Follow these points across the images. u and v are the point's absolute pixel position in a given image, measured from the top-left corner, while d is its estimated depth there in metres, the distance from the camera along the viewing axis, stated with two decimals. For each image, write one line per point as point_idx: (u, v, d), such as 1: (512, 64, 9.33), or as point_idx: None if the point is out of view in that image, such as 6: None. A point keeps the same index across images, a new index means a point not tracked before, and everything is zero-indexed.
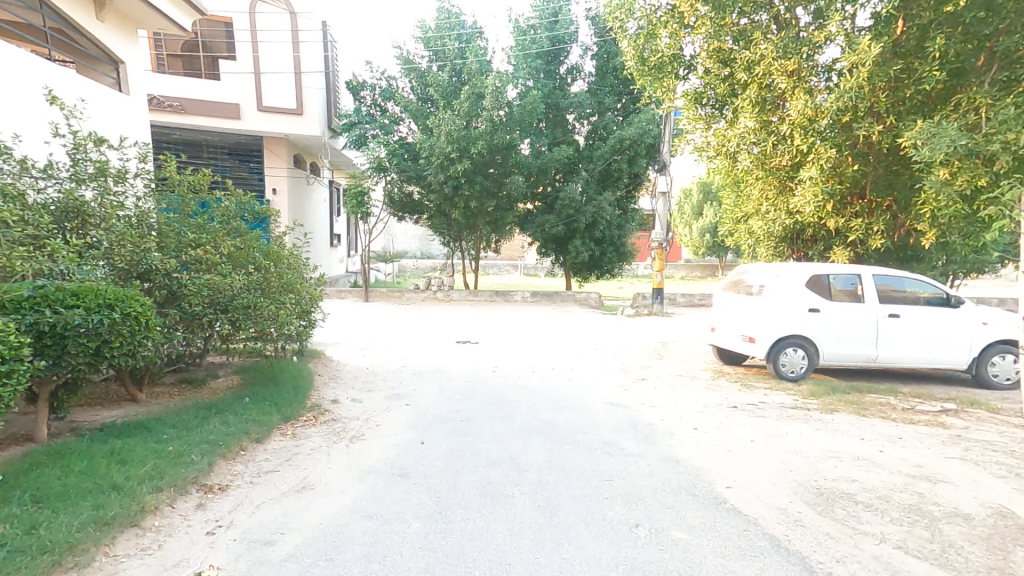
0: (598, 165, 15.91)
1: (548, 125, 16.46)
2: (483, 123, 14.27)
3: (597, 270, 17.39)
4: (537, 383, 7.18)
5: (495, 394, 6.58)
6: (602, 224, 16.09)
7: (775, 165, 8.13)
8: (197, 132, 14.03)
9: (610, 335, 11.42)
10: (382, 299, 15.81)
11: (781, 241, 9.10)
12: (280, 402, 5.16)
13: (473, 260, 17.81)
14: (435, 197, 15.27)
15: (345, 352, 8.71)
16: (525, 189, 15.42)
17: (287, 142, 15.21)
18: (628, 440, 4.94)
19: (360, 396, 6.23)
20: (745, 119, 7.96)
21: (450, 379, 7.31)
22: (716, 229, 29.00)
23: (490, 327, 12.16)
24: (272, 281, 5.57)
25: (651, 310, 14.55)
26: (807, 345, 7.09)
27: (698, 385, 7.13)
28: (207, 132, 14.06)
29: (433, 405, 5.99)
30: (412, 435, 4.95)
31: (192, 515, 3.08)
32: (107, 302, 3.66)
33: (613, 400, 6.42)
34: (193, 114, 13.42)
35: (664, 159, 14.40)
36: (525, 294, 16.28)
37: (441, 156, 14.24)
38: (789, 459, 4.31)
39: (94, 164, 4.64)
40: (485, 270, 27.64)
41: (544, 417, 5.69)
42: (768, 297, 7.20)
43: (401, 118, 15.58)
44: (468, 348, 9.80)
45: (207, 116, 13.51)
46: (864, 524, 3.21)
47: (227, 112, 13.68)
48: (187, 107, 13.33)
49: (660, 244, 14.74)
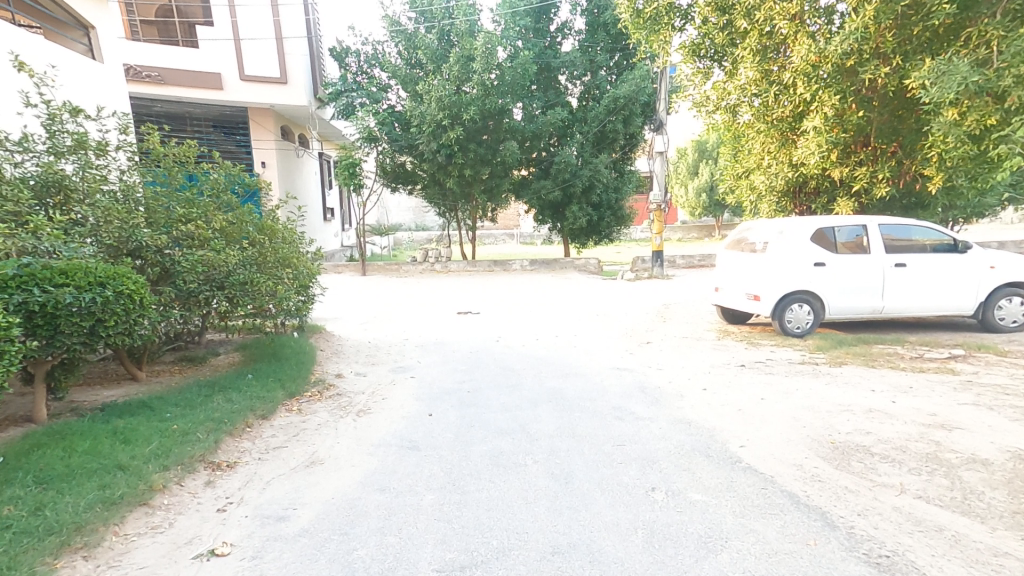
0: (593, 127, 15.56)
1: (540, 87, 16.00)
2: (473, 88, 13.87)
3: (595, 236, 17.21)
4: (541, 350, 7.14)
5: (500, 363, 6.54)
6: (599, 187, 15.84)
7: (778, 116, 7.89)
8: (180, 105, 13.54)
9: (612, 299, 11.33)
10: (379, 273, 15.65)
11: (783, 195, 8.93)
12: (283, 378, 5.09)
13: (469, 230, 17.58)
14: (428, 166, 14.95)
15: (347, 327, 8.63)
16: (519, 155, 15.10)
17: (274, 113, 14.76)
18: (637, 403, 4.93)
19: (365, 369, 6.18)
20: (746, 69, 7.69)
21: (454, 351, 7.26)
22: (712, 189, 28.71)
23: (491, 297, 12.04)
24: (267, 256, 5.42)
25: (651, 273, 14.45)
26: (812, 300, 7.04)
27: (704, 345, 7.10)
28: (190, 103, 13.55)
29: (439, 377, 5.94)
30: (420, 408, 4.91)
31: (202, 493, 3.02)
32: (99, 280, 3.55)
33: (619, 364, 6.39)
34: (172, 85, 12.77)
35: (660, 118, 14.09)
36: (523, 262, 16.13)
37: (432, 123, 13.87)
38: (801, 415, 4.29)
39: (72, 136, 4.42)
40: (482, 240, 27.44)
41: (551, 384, 5.65)
42: (773, 254, 7.09)
43: (389, 85, 15.09)
44: (470, 319, 9.73)
45: (188, 86, 12.95)
46: (882, 476, 3.19)
47: (209, 83, 13.18)
48: (165, 77, 12.68)
49: (659, 206, 14.54)
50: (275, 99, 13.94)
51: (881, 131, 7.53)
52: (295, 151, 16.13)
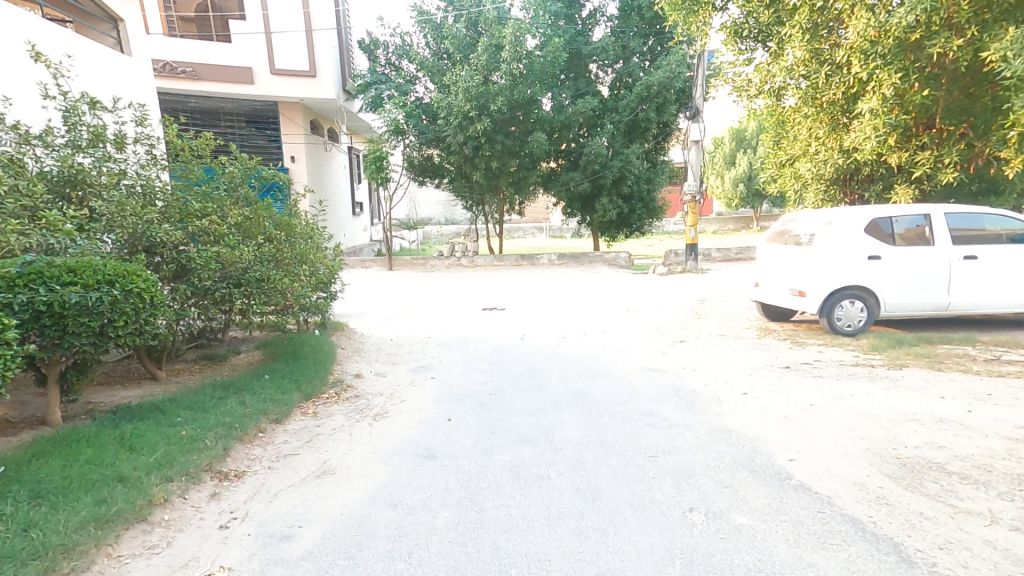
0: (625, 116, 15.04)
1: (570, 76, 15.54)
2: (502, 78, 13.56)
3: (626, 229, 16.69)
4: (568, 349, 6.84)
5: (527, 363, 6.27)
6: (631, 178, 15.32)
7: (829, 99, 7.35)
8: (212, 101, 13.66)
9: (643, 295, 10.89)
10: (406, 268, 15.56)
11: (832, 183, 8.32)
12: (299, 379, 4.94)
13: (496, 224, 17.30)
14: (455, 159, 14.74)
15: (370, 324, 8.48)
16: (548, 146, 14.73)
17: (303, 107, 14.79)
18: (672, 408, 4.56)
19: (386, 369, 5.98)
20: (794, 49, 7.15)
21: (478, 349, 7.01)
22: (750, 180, 27.60)
23: (518, 292, 11.75)
24: (285, 252, 5.30)
25: (685, 267, 13.90)
26: (865, 296, 6.48)
27: (744, 344, 6.63)
28: (222, 98, 13.66)
29: (460, 378, 5.72)
30: (439, 412, 4.68)
31: (205, 507, 2.87)
32: (108, 278, 3.43)
33: (651, 364, 6.02)
34: (206, 81, 12.96)
35: (696, 105, 13.48)
36: (551, 256, 15.79)
37: (459, 115, 13.63)
38: (858, 424, 3.85)
39: (88, 128, 4.36)
40: (510, 234, 27.20)
41: (579, 386, 5.33)
42: (821, 246, 6.58)
43: (416, 76, 14.90)
44: (495, 315, 9.50)
45: (220, 82, 13.09)
46: (965, 501, 2.77)
47: (240, 78, 13.21)
48: (199, 73, 12.88)
49: (694, 196, 13.95)
50: (305, 92, 13.89)
51: (947, 111, 6.93)
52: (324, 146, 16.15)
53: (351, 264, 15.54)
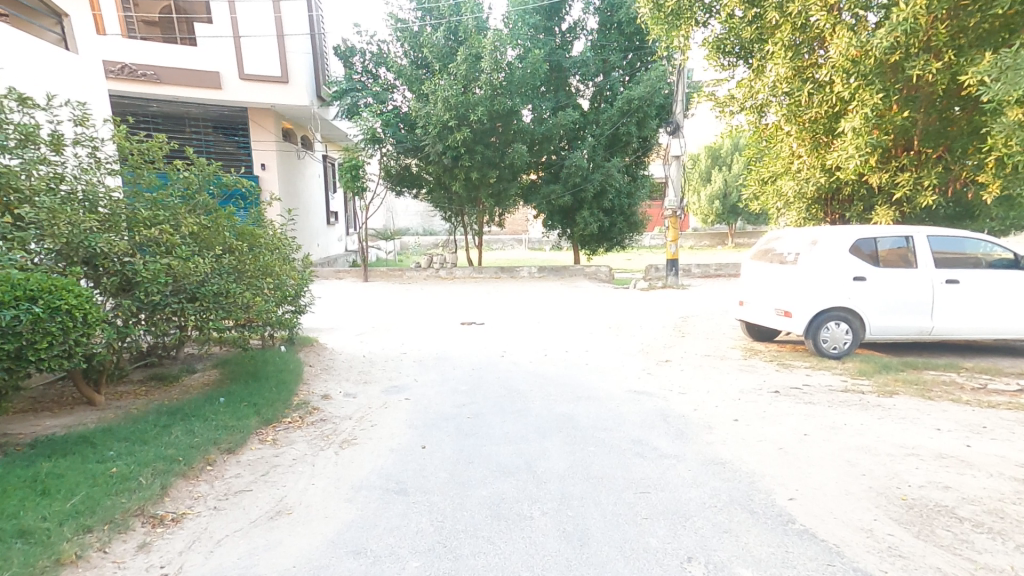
0: (605, 129, 14.98)
1: (551, 88, 15.45)
2: (481, 89, 13.36)
3: (606, 243, 16.57)
4: (550, 368, 6.55)
5: (506, 384, 5.95)
6: (611, 192, 15.24)
7: (812, 116, 7.28)
8: (175, 105, 13.10)
9: (625, 310, 10.70)
10: (382, 279, 15.12)
11: (815, 201, 8.24)
12: (258, 403, 4.50)
13: (476, 235, 17.02)
14: (434, 169, 14.43)
15: (341, 339, 8.07)
16: (528, 158, 14.57)
17: (275, 113, 14.30)
18: (660, 436, 4.29)
19: (355, 390, 5.59)
20: (777, 66, 7.06)
21: (454, 368, 6.67)
22: (726, 196, 27.93)
23: (496, 306, 11.45)
24: (247, 264, 4.88)
25: (666, 283, 13.80)
26: (850, 318, 6.36)
27: (730, 365, 6.45)
28: (186, 103, 13.11)
29: (437, 400, 5.37)
30: (412, 439, 4.31)
31: (130, 561, 2.47)
32: (31, 293, 3.12)
33: (636, 387, 5.76)
34: (168, 84, 12.35)
35: (677, 120, 13.50)
36: (531, 269, 15.54)
37: (438, 124, 13.38)
38: (857, 458, 3.64)
39: (16, 128, 3.94)
40: (489, 245, 26.95)
41: (562, 410, 5.03)
42: (806, 266, 6.46)
43: (393, 84, 14.62)
44: (473, 330, 9.16)
45: (184, 85, 12.50)
46: (983, 554, 2.56)
47: (207, 81, 12.74)
48: (162, 77, 12.26)
49: (674, 211, 13.90)
50: (275, 100, 13.48)
51: (924, 134, 6.92)
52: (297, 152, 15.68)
53: (325, 275, 15.05)
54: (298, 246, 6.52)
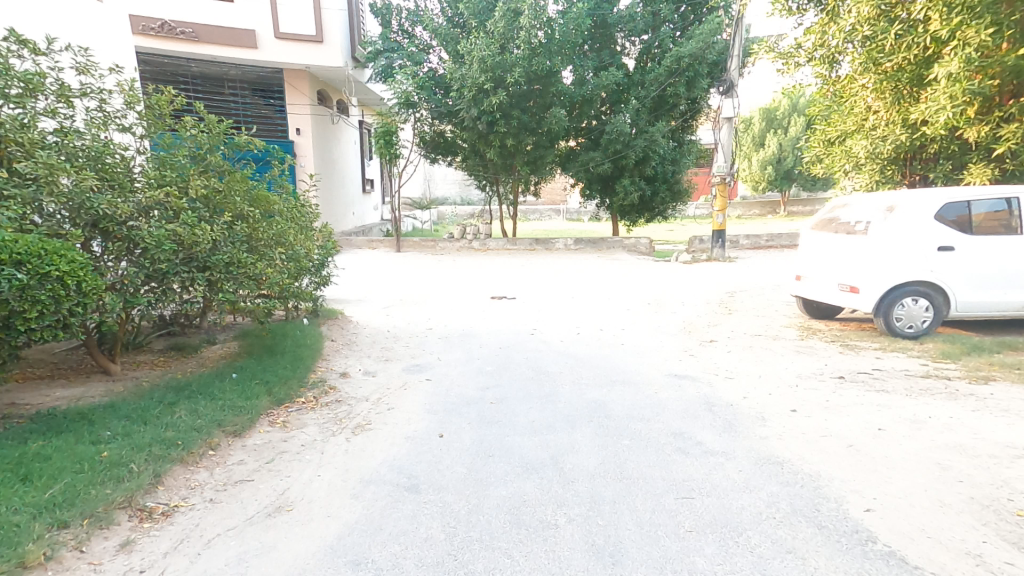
0: (651, 91, 14.02)
1: (593, 47, 14.53)
2: (519, 49, 12.66)
3: (647, 213, 15.75)
4: (584, 349, 6.14)
5: (536, 367, 5.57)
6: (655, 158, 14.36)
7: (897, 64, 6.46)
8: (214, 65, 12.91)
9: (666, 285, 10.08)
10: (415, 249, 14.91)
11: (890, 163, 7.36)
12: (270, 381, 4.26)
13: (511, 205, 16.51)
14: (468, 134, 13.92)
15: (368, 313, 7.86)
16: (567, 123, 13.85)
17: (309, 75, 14.01)
18: (706, 428, 3.81)
19: (376, 369, 5.33)
20: (860, 5, 6.21)
21: (482, 348, 6.33)
22: (779, 162, 26.34)
23: (531, 279, 11.02)
24: (262, 233, 4.57)
25: (711, 256, 12.99)
26: (932, 294, 5.60)
27: (784, 345, 5.84)
28: (223, 63, 12.89)
29: (460, 384, 5.07)
30: (430, 426, 4.01)
31: (108, 563, 2.24)
32: (19, 256, 2.86)
33: (677, 370, 5.25)
34: (206, 43, 12.17)
35: (730, 78, 12.49)
36: (567, 241, 14.96)
37: (474, 87, 12.80)
38: (950, 461, 3.06)
39: (18, 74, 3.65)
40: (526, 216, 26.39)
41: (594, 397, 4.62)
42: (879, 235, 5.69)
43: (430, 45, 13.92)
44: (504, 305, 8.82)
45: (221, 44, 12.30)
46: None
47: (243, 40, 12.50)
48: (200, 34, 12.10)
49: (723, 178, 12.97)
50: (310, 61, 13.18)
51: None
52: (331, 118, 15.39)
53: (358, 245, 14.92)
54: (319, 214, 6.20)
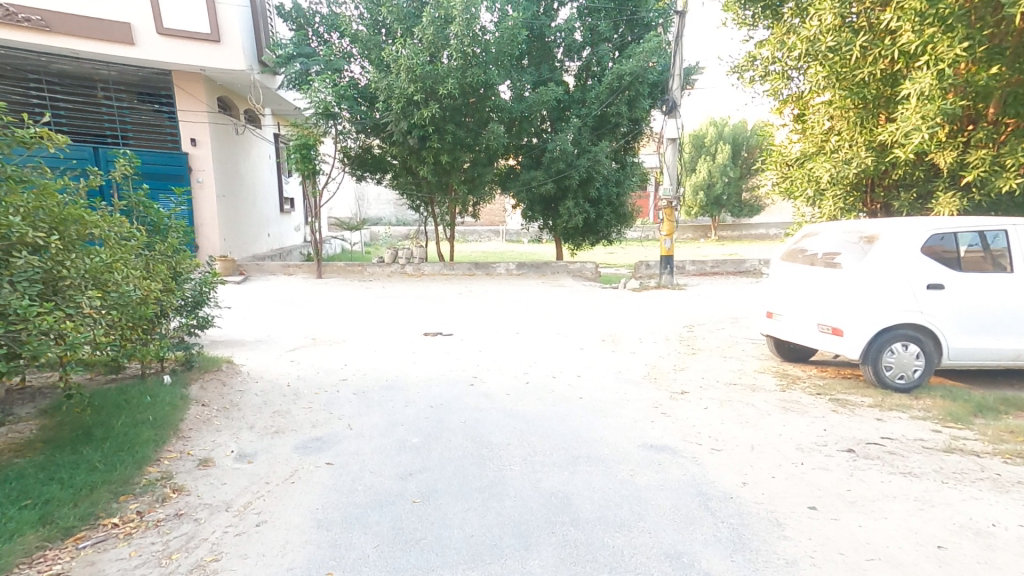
0: (593, 109, 13.45)
1: (531, 62, 13.84)
2: (451, 58, 11.68)
3: (592, 236, 15.06)
4: (534, 408, 5.02)
5: (474, 436, 4.35)
6: (599, 179, 13.72)
7: (862, 79, 5.86)
8: (79, 62, 11.01)
9: (617, 315, 9.26)
10: (339, 276, 13.41)
11: (852, 189, 6.68)
12: (54, 498, 2.83)
13: (447, 227, 15.34)
14: (398, 149, 12.75)
15: (265, 360, 6.42)
16: (506, 140, 12.99)
17: (206, 79, 12.26)
18: (708, 545, 2.76)
19: (256, 449, 3.92)
20: (822, 12, 5.65)
21: (405, 409, 5.05)
22: (711, 188, 26.95)
23: (468, 309, 9.88)
24: (61, 273, 3.10)
25: (660, 282, 12.42)
26: (922, 339, 4.95)
27: (765, 398, 5.00)
28: (91, 61, 11.04)
29: (373, 466, 3.75)
30: (318, 555, 2.70)
31: None
32: None
33: (651, 441, 4.24)
34: (60, 34, 10.27)
35: (674, 98, 12.12)
36: (509, 266, 13.95)
37: (401, 98, 11.71)
38: None
39: None
40: (465, 237, 25.41)
41: (551, 488, 3.47)
42: (860, 267, 5.10)
43: (350, 53, 12.71)
44: (437, 343, 7.62)
45: (82, 36, 10.44)
46: None
47: (113, 34, 10.68)
48: (51, 23, 10.20)
49: (670, 201, 12.46)
50: (205, 62, 11.55)
51: (1007, 98, 5.49)
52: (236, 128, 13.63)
53: (271, 270, 13.18)
54: (171, 249, 4.70)
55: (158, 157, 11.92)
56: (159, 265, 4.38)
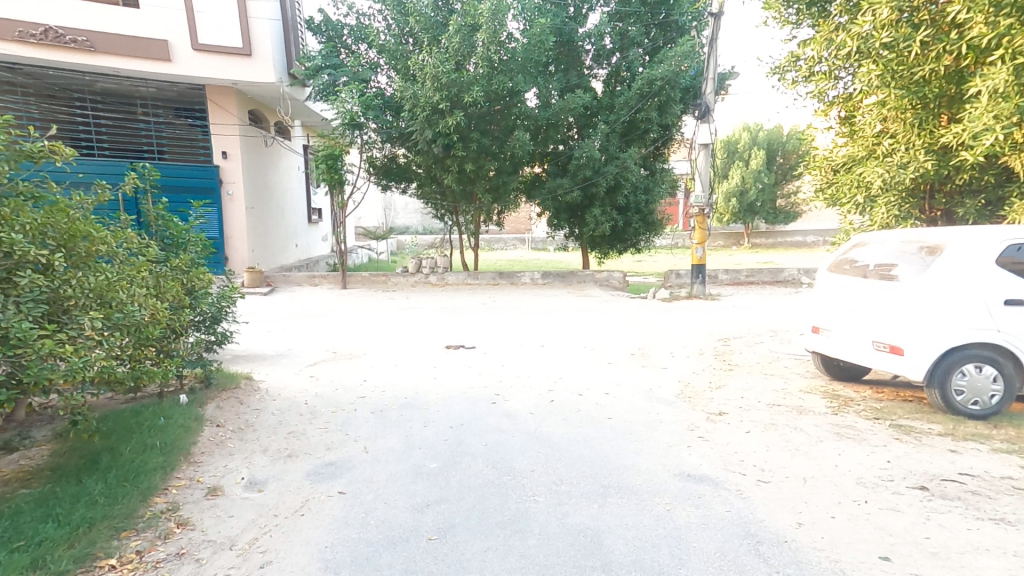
0: (621, 115, 13.14)
1: (558, 68, 13.63)
2: (476, 66, 11.56)
3: (619, 245, 14.69)
4: (561, 430, 4.73)
5: (496, 462, 4.07)
6: (627, 187, 13.36)
7: (922, 77, 5.49)
8: (119, 80, 11.27)
9: (647, 327, 8.89)
10: (363, 286, 13.39)
11: (908, 195, 6.26)
12: (50, 538, 2.67)
13: (471, 236, 15.19)
14: (423, 158, 12.67)
15: (285, 375, 6.31)
16: (531, 148, 12.79)
17: (238, 92, 12.44)
18: None
19: (267, 475, 3.73)
20: (878, 7, 5.26)
21: (424, 430, 4.81)
22: (742, 193, 26.18)
23: (492, 321, 9.65)
24: (68, 293, 2.97)
25: (691, 292, 11.97)
26: (998, 361, 4.50)
27: (813, 422, 4.58)
28: (131, 79, 11.28)
29: (388, 496, 3.52)
30: None
31: None
32: None
33: (687, 467, 3.87)
34: (105, 53, 10.58)
35: (706, 102, 11.73)
36: (534, 275, 13.69)
37: (426, 107, 11.64)
38: None
39: None
40: (490, 246, 25.30)
41: (579, 523, 3.15)
42: (923, 279, 4.72)
43: (377, 64, 12.73)
44: (460, 357, 7.41)
45: (124, 55, 10.71)
46: None
47: (152, 51, 10.91)
48: (96, 43, 10.51)
49: (702, 208, 12.02)
50: (237, 76, 11.69)
51: None
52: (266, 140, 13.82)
53: (297, 280, 13.23)
54: (183, 265, 4.58)
55: (191, 170, 12.14)
56: (172, 282, 4.25)
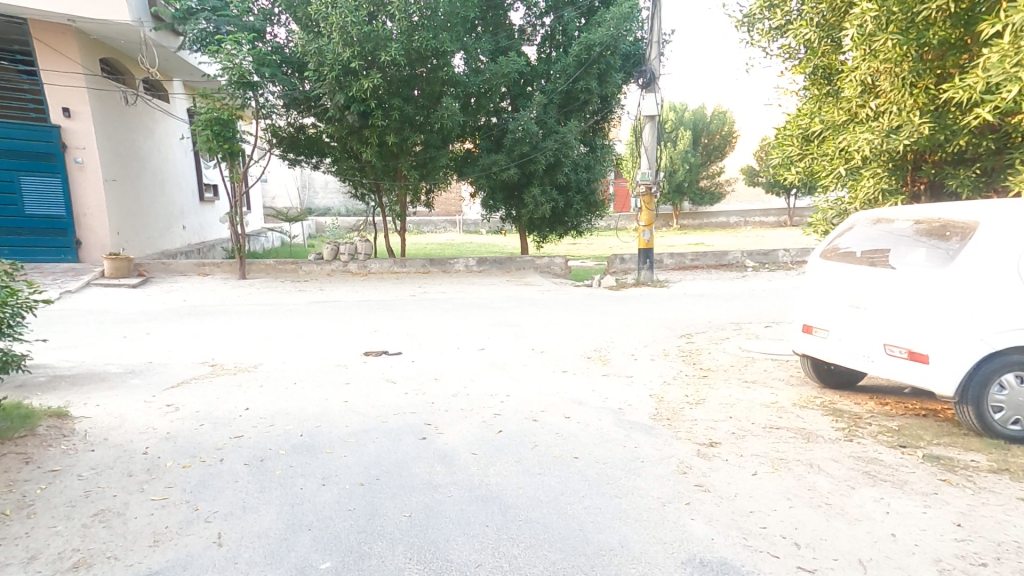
0: (560, 84, 11.90)
1: (487, 28, 12.14)
2: (393, 21, 9.86)
3: (560, 228, 13.59)
4: (508, 485, 3.50)
5: (423, 554, 2.78)
6: (568, 164, 12.17)
7: (926, 16, 4.54)
8: None
9: (597, 321, 7.85)
10: (267, 276, 11.45)
11: (895, 166, 5.33)
12: None
13: (397, 219, 13.54)
14: (335, 128, 10.82)
15: (129, 411, 4.63)
16: (461, 118, 11.30)
17: (78, 33, 10.29)
18: None
19: None
20: None
21: (321, 493, 3.40)
22: (672, 174, 26.05)
23: (420, 318, 8.23)
24: None
25: (638, 280, 11.11)
26: None
27: (830, 453, 3.63)
28: None
29: None
30: None
31: None
32: None
33: (694, 545, 2.77)
34: None
35: (651, 69, 10.76)
36: (468, 261, 12.29)
37: (335, 65, 9.81)
38: None
39: None
40: (418, 229, 23.59)
41: None
42: (949, 269, 3.82)
43: (272, 13, 10.71)
44: (379, 368, 5.98)
45: None
46: None
47: None
48: None
49: (648, 187, 11.12)
50: (74, 11, 9.47)
51: None
52: (127, 97, 11.58)
53: (182, 270, 11.10)
54: None
55: (20, 131, 10.07)
56: None
